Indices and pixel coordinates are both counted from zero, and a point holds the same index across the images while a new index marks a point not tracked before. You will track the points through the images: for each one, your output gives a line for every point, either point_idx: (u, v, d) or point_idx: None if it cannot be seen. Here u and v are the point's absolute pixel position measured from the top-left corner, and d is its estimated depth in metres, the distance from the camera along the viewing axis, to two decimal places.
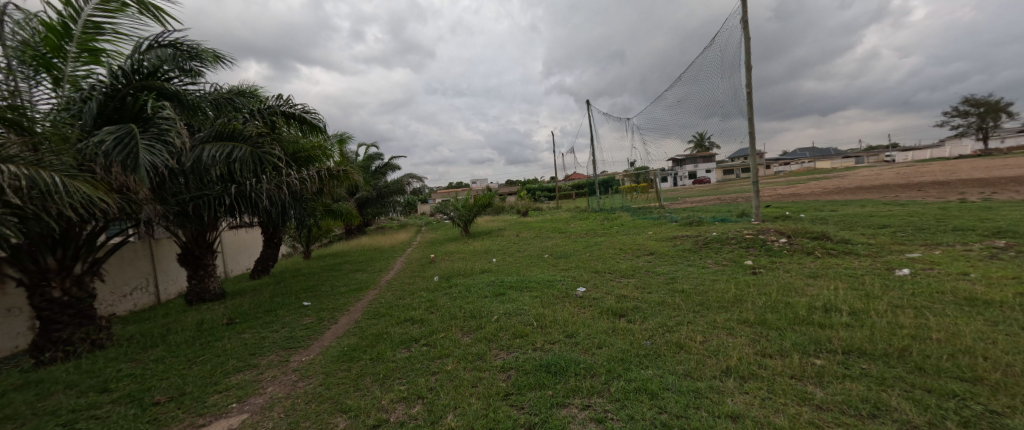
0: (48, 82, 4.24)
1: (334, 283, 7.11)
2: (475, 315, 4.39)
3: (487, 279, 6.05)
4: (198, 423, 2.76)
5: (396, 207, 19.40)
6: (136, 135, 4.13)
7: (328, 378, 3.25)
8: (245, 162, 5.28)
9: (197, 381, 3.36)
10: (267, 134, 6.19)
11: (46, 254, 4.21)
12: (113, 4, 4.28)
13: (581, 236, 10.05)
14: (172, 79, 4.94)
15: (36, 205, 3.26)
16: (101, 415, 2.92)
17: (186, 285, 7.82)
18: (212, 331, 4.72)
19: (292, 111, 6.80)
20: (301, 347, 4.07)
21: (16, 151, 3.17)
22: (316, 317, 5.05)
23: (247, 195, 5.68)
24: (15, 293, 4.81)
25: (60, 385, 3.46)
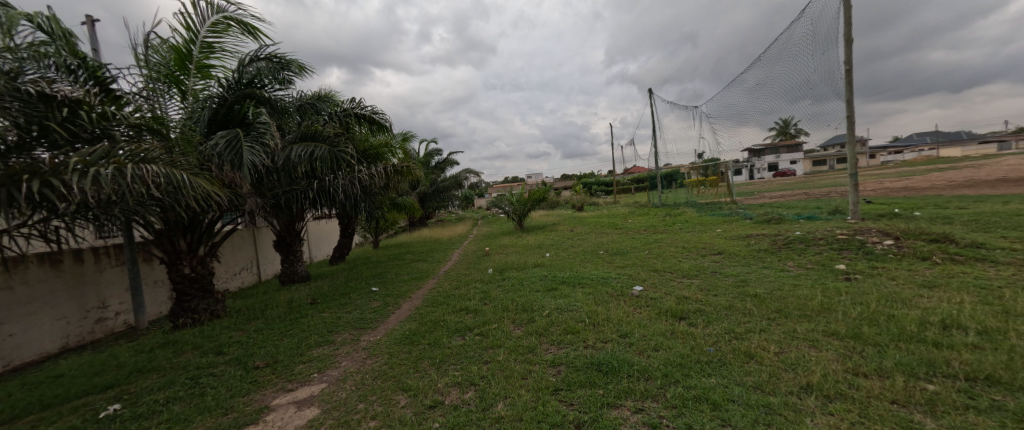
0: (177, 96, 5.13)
1: (400, 271, 7.73)
2: (528, 308, 4.44)
3: (540, 273, 6.06)
4: (288, 387, 3.21)
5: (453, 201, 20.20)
6: (241, 138, 4.82)
7: (392, 358, 3.55)
8: (324, 160, 5.86)
9: (288, 352, 3.87)
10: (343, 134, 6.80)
11: (178, 238, 5.13)
12: (221, 26, 5.05)
13: (640, 233, 9.57)
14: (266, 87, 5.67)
15: (171, 198, 3.93)
16: (217, 373, 3.51)
17: (281, 269, 9.01)
18: (300, 310, 5.38)
19: (363, 111, 7.34)
20: (370, 328, 4.48)
21: (157, 153, 3.85)
22: (383, 302, 5.51)
23: (327, 190, 6.36)
24: (159, 269, 5.94)
25: (190, 346, 4.23)
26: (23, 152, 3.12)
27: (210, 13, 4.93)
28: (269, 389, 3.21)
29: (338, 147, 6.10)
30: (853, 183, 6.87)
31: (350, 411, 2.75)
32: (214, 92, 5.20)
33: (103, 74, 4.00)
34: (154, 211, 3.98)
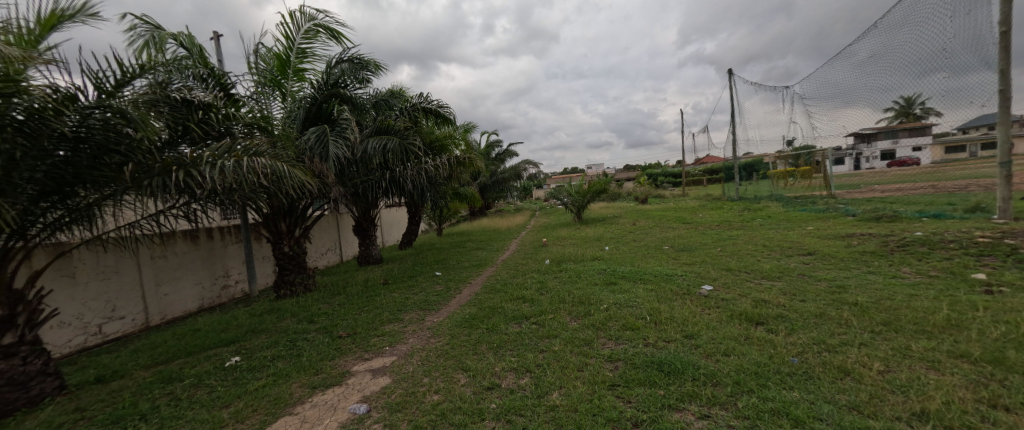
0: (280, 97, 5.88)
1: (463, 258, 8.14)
2: (585, 301, 4.38)
3: (598, 267, 5.92)
4: (365, 356, 3.61)
5: (513, 192, 20.45)
6: (327, 133, 5.42)
7: (453, 338, 3.79)
8: (396, 152, 6.28)
9: (365, 325, 4.32)
10: (412, 128, 7.19)
11: (279, 221, 5.97)
12: (311, 33, 5.63)
13: (711, 228, 8.79)
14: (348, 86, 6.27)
15: (275, 187, 4.47)
16: (310, 339, 4.06)
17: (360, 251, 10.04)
18: (375, 289, 5.94)
19: (430, 105, 7.69)
20: (434, 309, 4.79)
21: (265, 147, 4.39)
22: (445, 286, 5.85)
23: (397, 180, 6.82)
24: (266, 246, 6.98)
25: (289, 314, 4.93)
26: (171, 148, 3.82)
27: (303, 22, 5.54)
28: (350, 356, 3.63)
29: (408, 139, 6.48)
30: (1004, 174, 5.53)
31: (416, 384, 3.00)
32: (307, 93, 5.88)
33: (224, 80, 4.69)
34: (262, 198, 4.59)
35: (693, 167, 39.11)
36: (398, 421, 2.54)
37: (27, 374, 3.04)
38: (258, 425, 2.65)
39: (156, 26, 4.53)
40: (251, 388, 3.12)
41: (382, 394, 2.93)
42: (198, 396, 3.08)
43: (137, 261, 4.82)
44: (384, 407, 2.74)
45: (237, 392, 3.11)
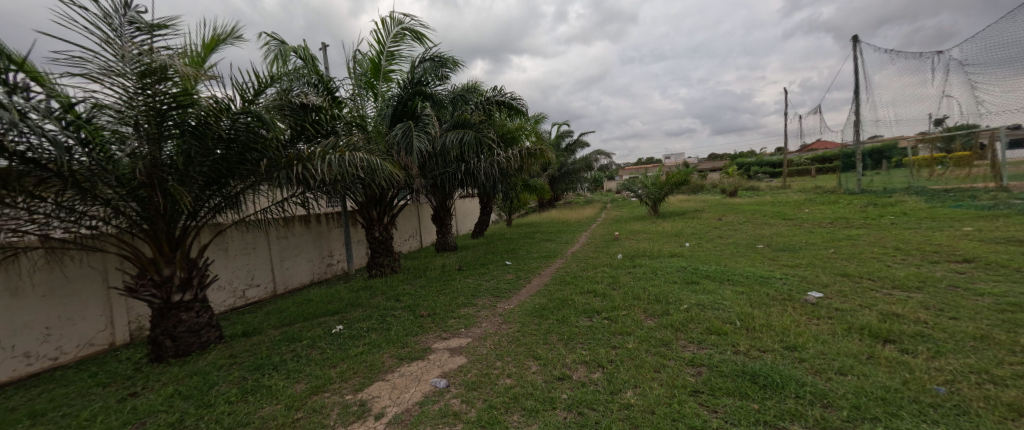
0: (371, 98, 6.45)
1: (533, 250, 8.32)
2: (662, 299, 4.13)
3: (677, 264, 5.51)
4: (444, 336, 3.93)
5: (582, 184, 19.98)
6: (411, 128, 5.83)
7: (523, 325, 3.92)
8: (470, 144, 6.53)
9: (443, 307, 4.66)
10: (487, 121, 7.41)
11: (370, 209, 6.65)
12: (398, 36, 6.08)
13: (816, 225, 7.56)
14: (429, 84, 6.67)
15: (370, 178, 4.94)
16: (396, 315, 4.52)
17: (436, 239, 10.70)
18: (451, 274, 6.35)
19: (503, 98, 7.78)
20: (505, 297, 4.95)
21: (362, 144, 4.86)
22: (516, 274, 5.99)
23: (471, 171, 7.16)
24: (359, 231, 7.89)
25: (379, 292, 5.55)
26: (294, 145, 4.44)
27: (392, 26, 6.00)
28: (430, 335, 3.99)
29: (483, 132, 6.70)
30: None
31: (490, 366, 3.17)
32: (394, 92, 6.38)
33: (330, 85, 5.31)
34: (358, 188, 5.13)
35: (802, 155, 33.83)
36: (474, 399, 2.72)
37: (199, 324, 3.92)
38: (357, 386, 3.07)
39: (281, 42, 5.33)
40: (352, 354, 3.62)
41: (459, 372, 3.16)
42: (311, 354, 3.67)
43: (265, 241, 5.80)
44: (462, 383, 2.96)
45: (342, 355, 3.63)
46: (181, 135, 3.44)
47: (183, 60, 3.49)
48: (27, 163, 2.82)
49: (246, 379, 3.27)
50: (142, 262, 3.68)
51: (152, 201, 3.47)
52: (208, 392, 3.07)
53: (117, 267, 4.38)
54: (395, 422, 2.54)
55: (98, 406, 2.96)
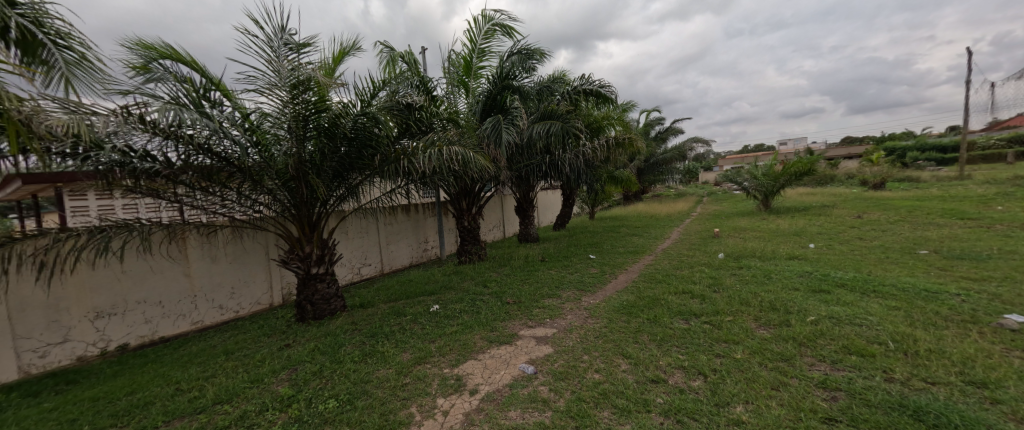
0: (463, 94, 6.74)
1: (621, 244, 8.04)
2: (779, 308, 3.59)
3: (797, 268, 4.74)
4: (531, 323, 4.09)
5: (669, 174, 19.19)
6: (501, 121, 5.97)
7: (610, 321, 3.81)
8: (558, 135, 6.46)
9: (528, 296, 4.81)
10: (574, 111, 7.26)
11: (459, 201, 7.09)
12: (489, 32, 6.26)
13: (1000, 227, 5.81)
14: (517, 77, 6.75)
15: (462, 170, 5.23)
16: (485, 300, 4.81)
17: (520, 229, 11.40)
18: (534, 263, 6.52)
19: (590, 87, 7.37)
20: (590, 291, 4.86)
21: (455, 137, 5.13)
22: (600, 268, 5.83)
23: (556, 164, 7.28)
24: (449, 221, 8.62)
25: (468, 276, 5.99)
26: (399, 141, 4.94)
27: (484, 23, 6.21)
28: (517, 321, 4.18)
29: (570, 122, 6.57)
30: None
31: (577, 359, 3.16)
32: (484, 87, 6.60)
33: (429, 86, 5.79)
34: (451, 180, 5.48)
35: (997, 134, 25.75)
36: (562, 389, 2.76)
37: (329, 294, 4.73)
38: (453, 362, 3.37)
39: (391, 49, 5.99)
40: (447, 332, 3.97)
41: (546, 360, 3.24)
42: (414, 328, 4.14)
43: (374, 227, 6.70)
44: (550, 372, 3.03)
45: (439, 332, 4.03)
46: (316, 135, 4.11)
47: (321, 69, 4.12)
48: (220, 160, 3.73)
49: (365, 343, 3.86)
50: (292, 240, 4.56)
51: (298, 190, 4.26)
52: (340, 350, 3.71)
53: (275, 242, 5.56)
54: (488, 400, 2.74)
55: (265, 352, 3.82)
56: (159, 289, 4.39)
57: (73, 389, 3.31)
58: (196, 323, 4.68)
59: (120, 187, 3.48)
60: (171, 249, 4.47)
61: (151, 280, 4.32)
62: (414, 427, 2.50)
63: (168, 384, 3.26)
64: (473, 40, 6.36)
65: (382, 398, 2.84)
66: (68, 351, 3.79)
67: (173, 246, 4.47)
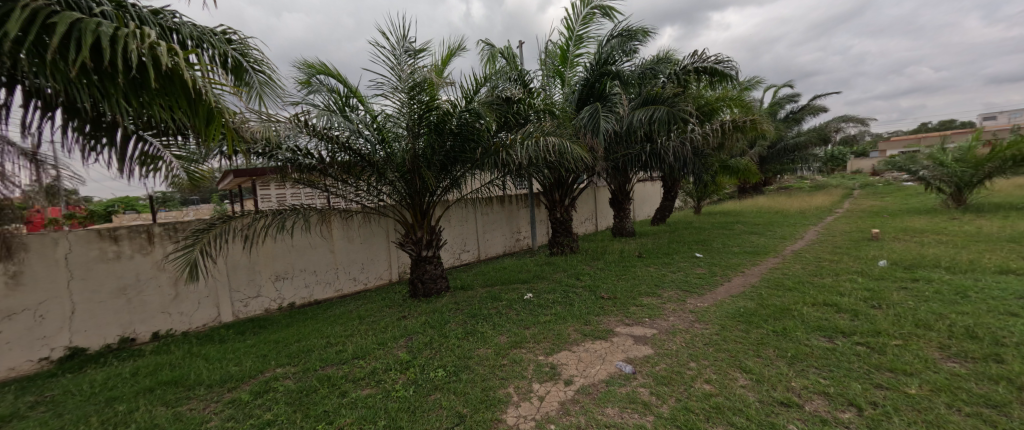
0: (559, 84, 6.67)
1: (736, 247, 7.21)
2: (978, 337, 2.78)
3: (997, 285, 3.65)
4: (627, 321, 3.97)
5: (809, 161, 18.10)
6: (598, 109, 5.80)
7: (724, 328, 3.50)
8: (663, 121, 6.10)
9: (626, 293, 4.78)
10: (682, 93, 6.71)
11: (552, 192, 7.26)
12: (588, 17, 6.02)
13: None
14: (618, 61, 6.43)
15: (558, 160, 5.24)
16: (579, 293, 4.88)
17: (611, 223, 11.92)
18: (630, 259, 6.55)
19: (704, 64, 6.74)
20: (696, 293, 4.70)
21: (551, 126, 5.16)
22: (708, 269, 5.73)
23: (657, 152, 7.08)
24: (541, 211, 9.07)
25: (562, 268, 6.19)
26: (499, 134, 5.20)
27: (583, 8, 6.00)
28: (612, 317, 4.12)
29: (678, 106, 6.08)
30: None
31: (682, 365, 2.94)
32: (582, 76, 6.45)
33: (526, 79, 5.92)
34: (546, 170, 5.59)
35: None
36: (665, 395, 2.60)
37: (435, 274, 5.28)
38: (547, 350, 3.45)
39: (492, 46, 6.31)
40: (541, 320, 4.08)
41: (648, 362, 3.09)
42: (509, 313, 4.36)
43: (473, 216, 7.30)
44: (650, 374, 2.89)
45: (534, 319, 4.15)
46: (428, 132, 4.58)
47: (433, 68, 4.53)
48: (356, 156, 4.46)
49: (467, 322, 4.20)
50: (408, 225, 5.18)
51: (413, 181, 4.81)
52: (445, 326, 4.13)
53: (393, 228, 6.61)
54: (583, 393, 2.74)
55: (388, 320, 4.49)
56: (314, 260, 5.64)
57: (264, 332, 4.43)
58: (337, 291, 5.91)
59: (291, 179, 4.46)
60: (322, 229, 5.68)
61: (309, 254, 5.58)
62: (512, 406, 2.65)
63: (322, 337, 4.10)
64: (572, 27, 6.22)
65: (483, 375, 3.08)
66: (260, 303, 5.18)
67: (323, 227, 5.66)
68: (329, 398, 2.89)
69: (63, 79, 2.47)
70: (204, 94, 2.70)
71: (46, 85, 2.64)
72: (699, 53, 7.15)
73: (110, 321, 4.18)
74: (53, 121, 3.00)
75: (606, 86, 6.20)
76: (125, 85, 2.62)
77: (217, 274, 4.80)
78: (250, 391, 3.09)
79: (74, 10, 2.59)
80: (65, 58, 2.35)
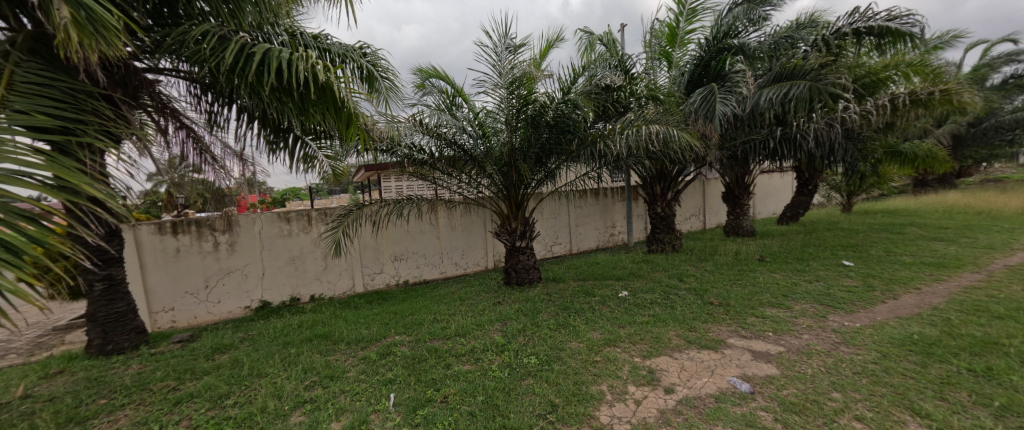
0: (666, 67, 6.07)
1: (907, 256, 5.65)
2: None
3: None
4: (743, 333, 3.47)
5: None
6: (715, 90, 5.13)
7: (883, 360, 2.82)
8: (802, 99, 5.18)
9: (741, 300, 4.19)
10: (831, 62, 5.63)
11: (654, 185, 6.77)
12: None
13: None
14: (742, 32, 5.60)
15: (662, 149, 4.84)
16: (683, 296, 4.46)
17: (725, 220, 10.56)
18: (748, 263, 5.69)
19: (871, 22, 5.88)
20: (842, 310, 3.83)
21: (655, 113, 4.77)
22: (862, 282, 4.61)
23: (791, 137, 6.04)
24: (640, 205, 8.51)
25: (662, 267, 5.75)
26: (595, 125, 5.03)
27: None
28: (724, 326, 3.65)
29: (824, 80, 5.07)
30: None
31: (820, 394, 2.48)
32: (695, 54, 5.78)
33: (626, 64, 5.56)
34: (648, 160, 5.22)
35: None
36: (795, 424, 2.23)
37: (528, 264, 5.42)
38: (644, 353, 3.24)
39: (590, 34, 6.08)
40: (637, 321, 3.85)
41: (771, 383, 2.68)
42: (603, 310, 4.22)
43: (566, 209, 7.30)
44: (774, 398, 2.50)
45: (629, 319, 3.94)
46: (524, 125, 4.67)
47: (531, 60, 4.58)
48: (460, 151, 4.81)
49: (560, 314, 4.22)
50: (504, 216, 5.40)
51: (509, 174, 4.98)
52: (537, 316, 4.21)
53: (490, 218, 7.02)
54: (686, 405, 2.52)
55: (485, 304, 4.79)
56: (423, 244, 6.35)
57: (385, 303, 5.17)
58: (442, 273, 6.56)
59: (407, 172, 5.06)
60: (430, 217, 6.35)
61: (420, 238, 6.30)
62: (605, 405, 2.58)
63: (430, 313, 4.60)
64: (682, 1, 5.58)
65: (575, 368, 3.06)
66: (383, 278, 6.05)
67: (431, 216, 6.32)
68: (436, 368, 3.24)
69: (261, 96, 3.28)
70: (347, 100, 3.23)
71: (249, 101, 3.50)
72: (861, 10, 6.00)
73: (284, 283, 5.39)
74: (252, 130, 3.97)
75: (726, 63, 5.45)
76: (297, 98, 3.33)
77: (352, 252, 5.76)
78: (377, 351, 3.65)
79: (269, 44, 3.41)
80: (263, 79, 3.10)
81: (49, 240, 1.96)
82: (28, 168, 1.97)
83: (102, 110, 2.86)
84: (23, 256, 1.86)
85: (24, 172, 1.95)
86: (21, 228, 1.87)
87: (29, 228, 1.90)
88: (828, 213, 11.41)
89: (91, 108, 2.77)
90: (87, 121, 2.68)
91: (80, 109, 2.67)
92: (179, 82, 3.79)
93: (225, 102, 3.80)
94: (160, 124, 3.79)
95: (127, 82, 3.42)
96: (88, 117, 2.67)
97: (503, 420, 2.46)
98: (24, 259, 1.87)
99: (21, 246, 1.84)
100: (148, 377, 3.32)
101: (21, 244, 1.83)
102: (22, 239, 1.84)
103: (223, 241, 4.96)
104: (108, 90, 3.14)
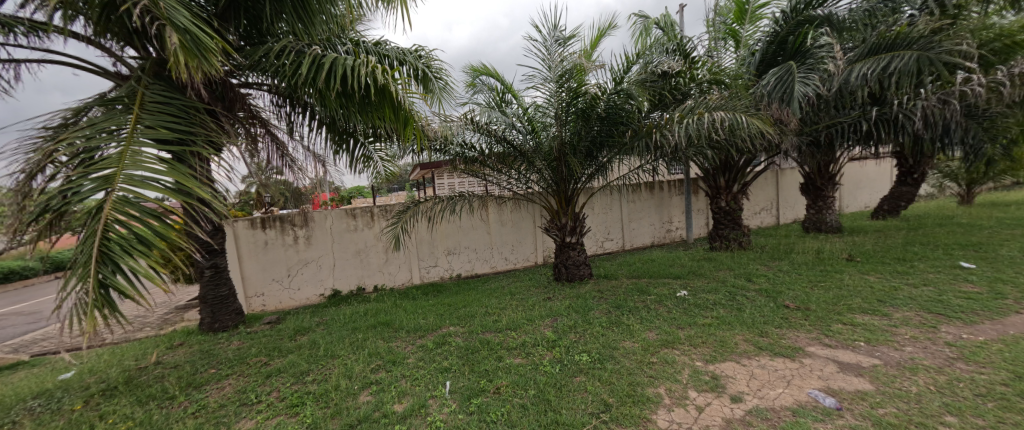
0: (733, 46, 5.51)
1: None
2: None
3: None
4: (826, 341, 3.07)
5: None
6: (793, 70, 4.53)
7: (1018, 382, 2.32)
8: (906, 72, 4.44)
9: (823, 305, 3.71)
10: (946, 26, 4.77)
11: (718, 177, 6.22)
12: None
13: None
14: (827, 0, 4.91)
15: (728, 138, 4.43)
16: (751, 297, 4.07)
17: (804, 215, 9.45)
18: (834, 263, 5.02)
19: None
20: (957, 319, 3.23)
21: (721, 98, 4.38)
22: (986, 288, 3.84)
23: (890, 118, 5.21)
24: (701, 199, 7.91)
25: (727, 265, 5.29)
26: (650, 115, 4.77)
27: None
28: (802, 333, 3.25)
29: (937, 48, 4.29)
30: None
31: (929, 416, 2.10)
32: (768, 30, 5.18)
33: (686, 48, 5.14)
34: (712, 149, 4.82)
35: None
36: None
37: (579, 261, 5.29)
38: (708, 357, 3.00)
39: (646, 18, 5.72)
40: (699, 323, 3.57)
41: (864, 399, 2.33)
42: (660, 310, 3.97)
43: (618, 204, 7.03)
44: (867, 416, 2.17)
45: (689, 320, 3.67)
46: (575, 118, 4.54)
47: (582, 50, 4.43)
48: (509, 147, 4.81)
49: (612, 312, 4.07)
50: (553, 211, 5.31)
51: (559, 168, 4.88)
52: (589, 313, 4.09)
53: (540, 214, 6.97)
54: (758, 416, 2.28)
55: (535, 299, 4.76)
56: (474, 239, 6.50)
57: (438, 296, 5.36)
58: (492, 267, 6.67)
59: (459, 170, 5.18)
60: (481, 213, 6.47)
61: (471, 234, 6.46)
62: (663, 409, 2.43)
63: (482, 307, 4.67)
64: None
65: (630, 368, 2.92)
66: (438, 272, 6.30)
67: (482, 212, 6.43)
68: (489, 360, 3.29)
69: (328, 102, 3.54)
70: (403, 101, 3.38)
71: (319, 108, 3.80)
72: None
73: (351, 274, 5.82)
74: (321, 134, 4.32)
75: (808, 36, 4.81)
76: (359, 102, 3.56)
77: (410, 246, 6.07)
78: (433, 341, 3.80)
79: (337, 54, 3.69)
80: (330, 86, 3.35)
81: (167, 233, 2.28)
82: (156, 175, 2.41)
83: (207, 123, 3.23)
84: (149, 247, 2.21)
85: (154, 178, 2.39)
86: (148, 223, 2.24)
87: (154, 223, 2.26)
88: (939, 206, 9.72)
89: (199, 122, 3.15)
90: (196, 134, 3.03)
91: (190, 123, 3.04)
92: (263, 94, 4.22)
93: (300, 110, 4.17)
94: (249, 131, 4.25)
95: (225, 96, 3.88)
96: (197, 129, 3.02)
97: (555, 415, 2.42)
98: (150, 249, 2.24)
99: (147, 237, 2.21)
100: (244, 353, 3.78)
101: (147, 235, 2.20)
102: (149, 232, 2.23)
103: (301, 235, 5.48)
104: (211, 104, 3.61)
